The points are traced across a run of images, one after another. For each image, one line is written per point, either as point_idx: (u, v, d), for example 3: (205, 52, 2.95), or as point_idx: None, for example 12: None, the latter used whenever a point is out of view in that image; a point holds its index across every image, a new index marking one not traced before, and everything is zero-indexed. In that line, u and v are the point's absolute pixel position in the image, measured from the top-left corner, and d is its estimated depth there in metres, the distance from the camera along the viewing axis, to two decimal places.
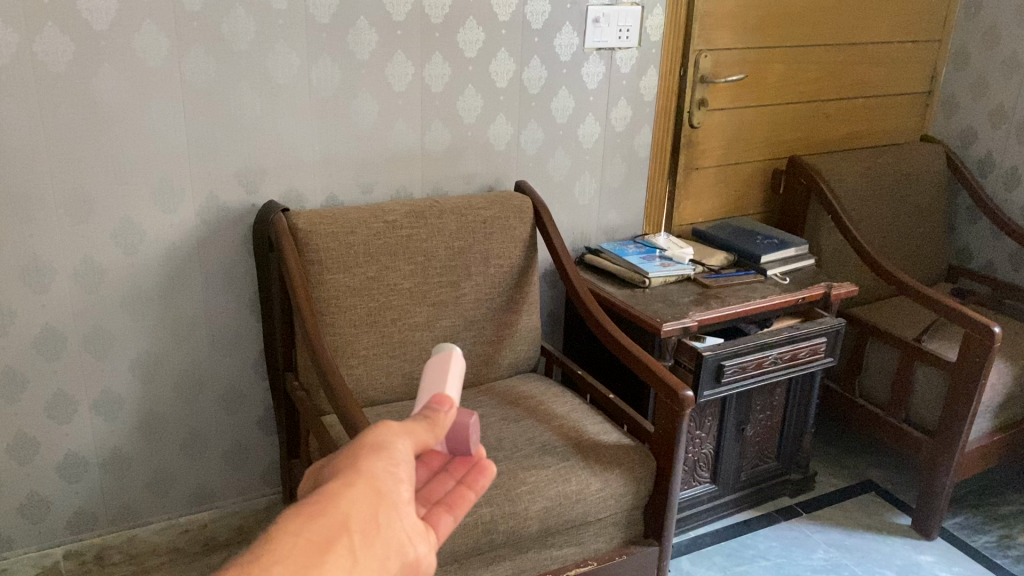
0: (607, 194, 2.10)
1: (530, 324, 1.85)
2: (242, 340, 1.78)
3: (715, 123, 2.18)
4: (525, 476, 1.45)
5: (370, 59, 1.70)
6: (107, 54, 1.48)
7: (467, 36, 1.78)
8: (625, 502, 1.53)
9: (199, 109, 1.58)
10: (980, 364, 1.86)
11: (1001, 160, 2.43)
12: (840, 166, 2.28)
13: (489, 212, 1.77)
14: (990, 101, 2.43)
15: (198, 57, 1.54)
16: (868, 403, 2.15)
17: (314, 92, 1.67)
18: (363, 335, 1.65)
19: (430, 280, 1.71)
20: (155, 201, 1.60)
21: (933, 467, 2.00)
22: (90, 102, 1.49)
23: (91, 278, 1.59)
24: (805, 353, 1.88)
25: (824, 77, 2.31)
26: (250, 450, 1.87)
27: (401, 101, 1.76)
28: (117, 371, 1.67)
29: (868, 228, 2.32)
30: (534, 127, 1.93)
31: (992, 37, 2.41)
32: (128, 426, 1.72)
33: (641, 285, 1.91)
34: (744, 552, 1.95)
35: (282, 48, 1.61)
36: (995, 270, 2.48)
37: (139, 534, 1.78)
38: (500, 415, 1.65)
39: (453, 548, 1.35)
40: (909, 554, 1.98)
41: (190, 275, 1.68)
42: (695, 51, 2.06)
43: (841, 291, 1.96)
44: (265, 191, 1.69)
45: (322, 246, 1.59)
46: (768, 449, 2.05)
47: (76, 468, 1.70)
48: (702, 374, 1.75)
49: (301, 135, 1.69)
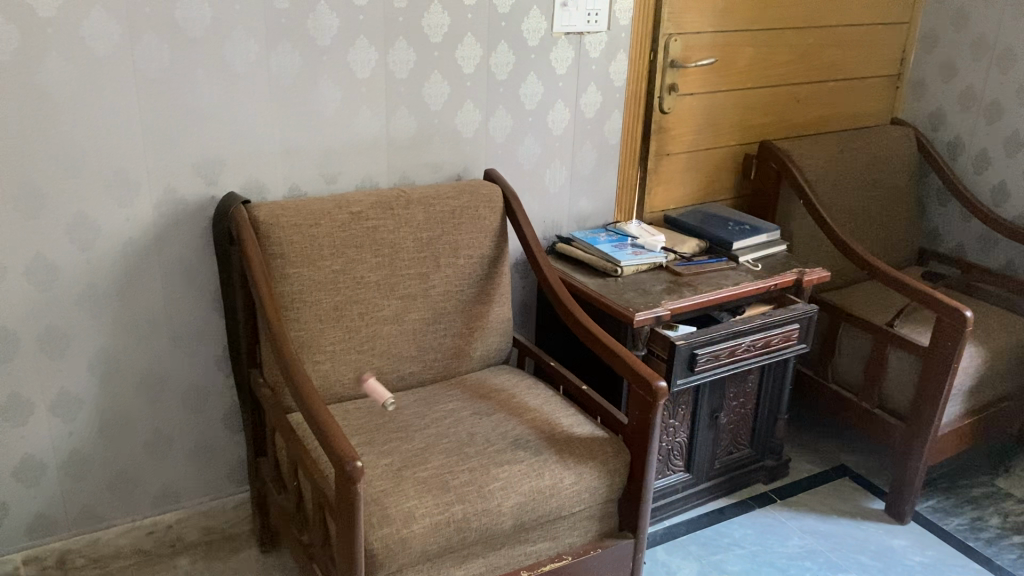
0: (577, 182, 2.07)
1: (501, 315, 1.82)
2: (205, 336, 1.73)
3: (686, 108, 2.15)
4: (497, 472, 1.43)
5: (333, 45, 1.65)
6: (54, 43, 1.41)
7: (432, 20, 1.73)
8: (600, 495, 1.51)
9: (154, 99, 1.52)
10: (952, 348, 1.86)
11: (970, 142, 2.43)
12: (810, 150, 2.27)
13: (457, 202, 1.73)
14: (959, 84, 2.43)
15: (152, 45, 1.49)
16: (842, 388, 2.15)
17: (273, 79, 1.61)
18: (328, 330, 1.61)
19: (398, 272, 1.67)
20: (109, 193, 1.54)
21: (906, 451, 2.01)
22: (39, 93, 1.43)
23: (44, 275, 1.53)
24: (778, 340, 1.87)
25: (794, 61, 2.29)
26: (215, 448, 1.82)
27: (365, 88, 1.71)
28: (75, 371, 1.62)
29: (840, 212, 2.32)
30: (503, 114, 1.90)
31: (961, 19, 2.40)
32: (87, 426, 1.66)
33: (613, 273, 1.89)
34: (719, 540, 1.95)
35: (240, 35, 1.55)
36: (965, 253, 2.49)
37: (102, 536, 1.73)
38: (471, 409, 1.62)
39: (424, 549, 1.32)
40: (883, 538, 1.99)
41: (150, 271, 1.63)
42: (665, 34, 2.04)
43: (812, 276, 1.95)
44: (224, 183, 1.64)
45: (286, 239, 1.55)
46: (742, 436, 2.05)
47: (35, 471, 1.64)
48: (675, 364, 1.74)
49: (261, 125, 1.63)
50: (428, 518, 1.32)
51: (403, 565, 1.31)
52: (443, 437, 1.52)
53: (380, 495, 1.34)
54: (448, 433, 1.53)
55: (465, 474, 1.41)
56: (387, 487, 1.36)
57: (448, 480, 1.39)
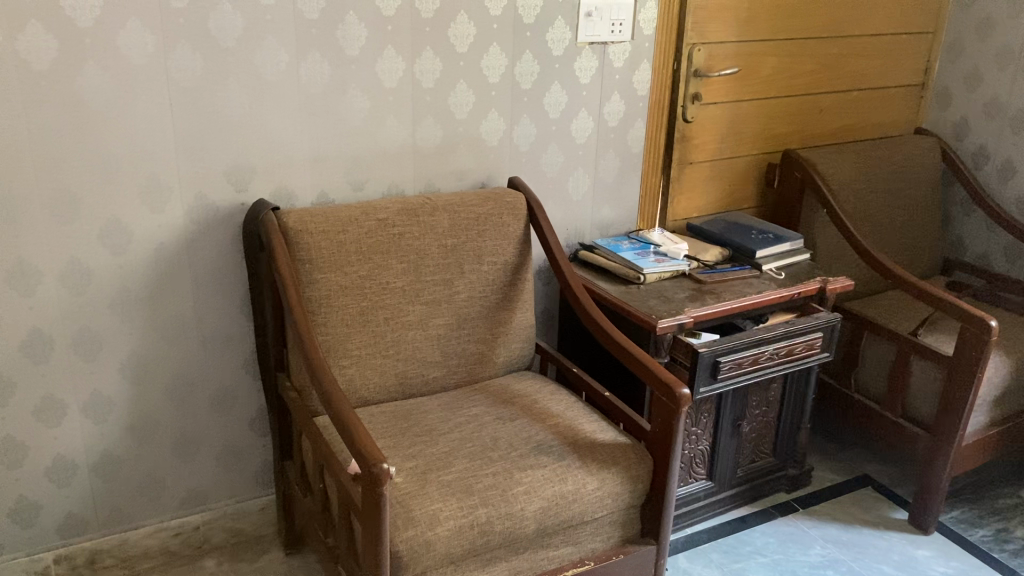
0: (600, 190, 2.08)
1: (524, 322, 1.83)
2: (234, 340, 1.76)
3: (709, 117, 2.16)
4: (520, 476, 1.44)
5: (360, 55, 1.67)
6: (91, 52, 1.45)
7: (458, 30, 1.75)
8: (623, 501, 1.51)
9: (187, 108, 1.55)
10: (977, 357, 1.85)
11: (995, 152, 2.42)
12: (834, 159, 2.27)
13: (481, 209, 1.75)
14: (984, 93, 2.42)
15: (185, 55, 1.52)
16: (865, 398, 2.14)
17: (303, 90, 1.64)
18: (355, 335, 1.63)
19: (423, 279, 1.69)
20: (142, 200, 1.58)
21: (929, 461, 2.00)
22: (75, 101, 1.47)
23: (78, 279, 1.57)
24: (801, 348, 1.87)
25: (817, 70, 2.30)
26: (242, 450, 1.85)
27: (392, 97, 1.74)
28: (106, 373, 1.65)
29: (864, 221, 2.31)
30: (527, 123, 1.92)
31: (986, 29, 2.40)
32: (118, 427, 1.70)
33: (636, 281, 1.90)
34: (741, 548, 1.95)
35: (271, 44, 1.58)
36: (990, 262, 2.48)
37: (131, 537, 1.76)
38: (495, 414, 1.64)
39: (448, 551, 1.33)
40: (906, 549, 1.97)
41: (180, 276, 1.66)
42: (688, 44, 2.05)
43: (836, 285, 1.95)
44: (254, 190, 1.67)
45: (314, 246, 1.57)
46: (765, 444, 2.05)
47: (67, 472, 1.68)
48: (698, 371, 1.74)
49: (290, 134, 1.66)
50: (452, 521, 1.34)
51: (426, 567, 1.33)
52: (468, 442, 1.53)
53: (405, 497, 1.36)
54: (472, 437, 1.55)
55: (489, 477, 1.43)
56: (412, 490, 1.38)
57: (472, 484, 1.41)
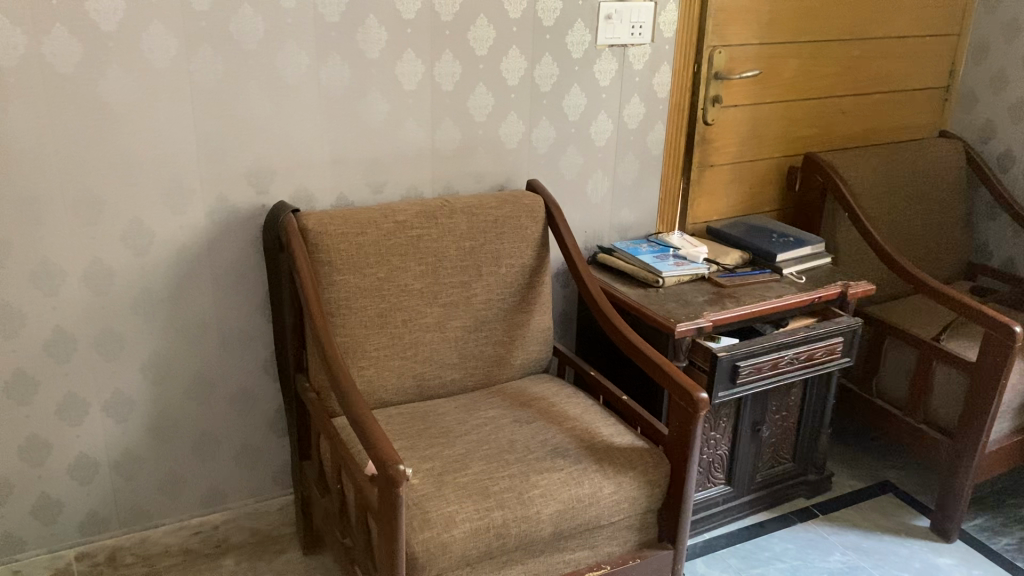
0: (619, 192, 2.08)
1: (542, 324, 1.83)
2: (254, 340, 1.77)
3: (729, 119, 2.15)
4: (537, 479, 1.44)
5: (381, 57, 1.68)
6: (115, 55, 1.47)
7: (478, 34, 1.76)
8: (640, 505, 1.51)
9: (208, 109, 1.57)
10: (1001, 363, 1.83)
11: (1021, 155, 2.38)
12: (857, 162, 2.25)
13: (499, 211, 1.75)
14: (1010, 95, 2.39)
15: (207, 58, 1.53)
16: (887, 403, 2.12)
17: (324, 92, 1.65)
18: (373, 336, 1.64)
19: (441, 280, 1.69)
20: (164, 201, 1.59)
21: (952, 468, 1.97)
22: (99, 103, 1.48)
23: (100, 280, 1.59)
24: (821, 353, 1.85)
25: (839, 73, 2.28)
26: (261, 450, 1.86)
27: (411, 99, 1.74)
28: (127, 373, 1.67)
29: (886, 225, 2.29)
30: (546, 126, 1.92)
31: (1013, 30, 2.36)
32: (139, 426, 1.71)
33: (654, 284, 1.89)
34: (759, 554, 1.93)
35: (291, 47, 1.59)
36: (1016, 267, 2.44)
37: (151, 535, 1.78)
38: (512, 417, 1.64)
39: (464, 553, 1.33)
40: (928, 556, 1.95)
41: (200, 277, 1.67)
42: (709, 46, 2.04)
43: (857, 289, 1.93)
44: (275, 192, 1.68)
45: (333, 247, 1.58)
46: (785, 449, 2.03)
47: (89, 470, 1.70)
48: (717, 375, 1.73)
49: (310, 134, 1.67)
50: (468, 523, 1.34)
51: (443, 568, 1.33)
52: (484, 444, 1.53)
53: (422, 499, 1.36)
54: (489, 440, 1.55)
55: (505, 480, 1.43)
56: (428, 492, 1.38)
57: (488, 486, 1.41)
